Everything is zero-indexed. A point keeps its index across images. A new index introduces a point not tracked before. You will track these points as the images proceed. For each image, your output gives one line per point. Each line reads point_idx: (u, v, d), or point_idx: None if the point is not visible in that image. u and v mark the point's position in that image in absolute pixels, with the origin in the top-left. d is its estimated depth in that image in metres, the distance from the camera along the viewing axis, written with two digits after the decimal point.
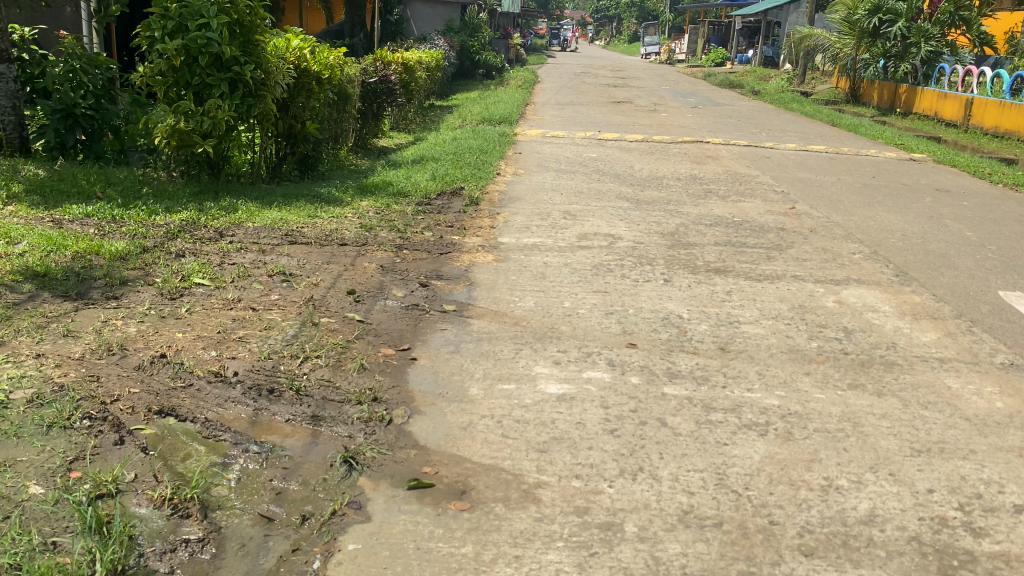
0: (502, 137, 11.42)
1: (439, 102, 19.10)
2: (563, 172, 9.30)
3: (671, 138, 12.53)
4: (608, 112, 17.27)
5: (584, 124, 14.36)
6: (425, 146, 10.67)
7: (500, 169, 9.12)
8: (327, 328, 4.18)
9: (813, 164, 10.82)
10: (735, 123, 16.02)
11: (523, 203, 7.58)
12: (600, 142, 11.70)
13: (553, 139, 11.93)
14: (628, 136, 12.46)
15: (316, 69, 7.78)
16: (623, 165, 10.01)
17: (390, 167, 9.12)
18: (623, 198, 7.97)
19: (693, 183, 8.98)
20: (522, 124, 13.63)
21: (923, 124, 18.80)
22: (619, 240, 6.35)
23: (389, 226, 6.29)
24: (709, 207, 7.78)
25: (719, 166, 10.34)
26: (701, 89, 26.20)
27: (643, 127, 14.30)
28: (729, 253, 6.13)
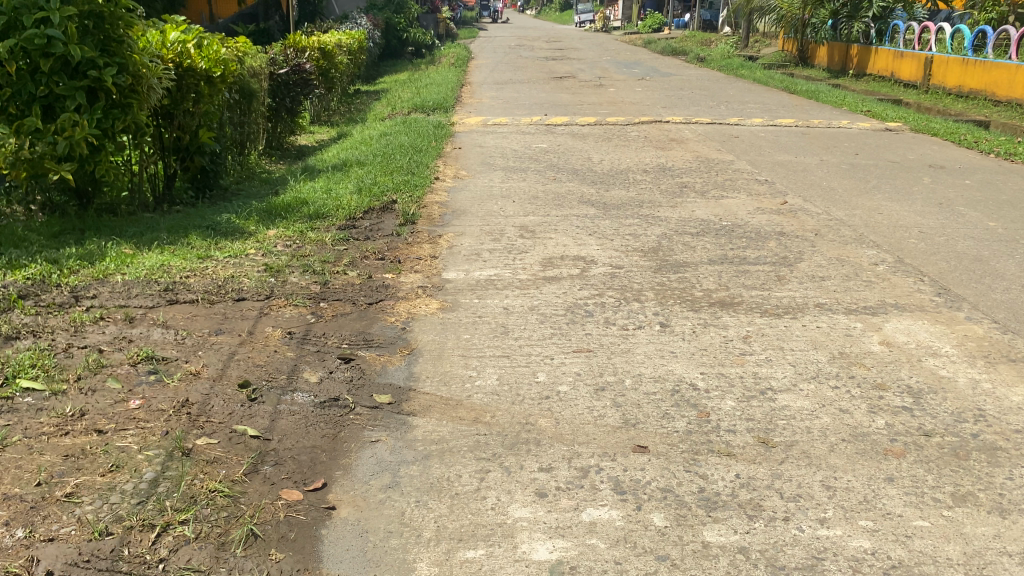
0: (437, 128, 10.11)
1: (367, 87, 17.65)
2: (513, 170, 8.05)
3: (625, 119, 11.34)
4: (551, 90, 16.00)
5: (528, 107, 13.09)
6: (350, 145, 9.33)
7: (438, 171, 7.83)
8: (205, 459, 2.92)
9: (787, 142, 9.75)
10: (688, 96, 14.93)
11: (469, 217, 6.32)
12: (549, 129, 10.48)
13: (496, 128, 10.64)
14: (579, 119, 11.25)
15: (204, 67, 6.42)
16: (579, 156, 8.81)
17: (307, 176, 7.76)
18: (586, 203, 6.77)
19: (662, 176, 7.82)
20: (459, 111, 12.31)
21: (880, 85, 17.92)
22: (592, 266, 5.16)
23: (303, 266, 4.99)
24: (688, 208, 6.62)
25: (686, 151, 9.20)
26: (644, 58, 25.09)
27: (593, 107, 13.10)
28: (728, 276, 4.99)
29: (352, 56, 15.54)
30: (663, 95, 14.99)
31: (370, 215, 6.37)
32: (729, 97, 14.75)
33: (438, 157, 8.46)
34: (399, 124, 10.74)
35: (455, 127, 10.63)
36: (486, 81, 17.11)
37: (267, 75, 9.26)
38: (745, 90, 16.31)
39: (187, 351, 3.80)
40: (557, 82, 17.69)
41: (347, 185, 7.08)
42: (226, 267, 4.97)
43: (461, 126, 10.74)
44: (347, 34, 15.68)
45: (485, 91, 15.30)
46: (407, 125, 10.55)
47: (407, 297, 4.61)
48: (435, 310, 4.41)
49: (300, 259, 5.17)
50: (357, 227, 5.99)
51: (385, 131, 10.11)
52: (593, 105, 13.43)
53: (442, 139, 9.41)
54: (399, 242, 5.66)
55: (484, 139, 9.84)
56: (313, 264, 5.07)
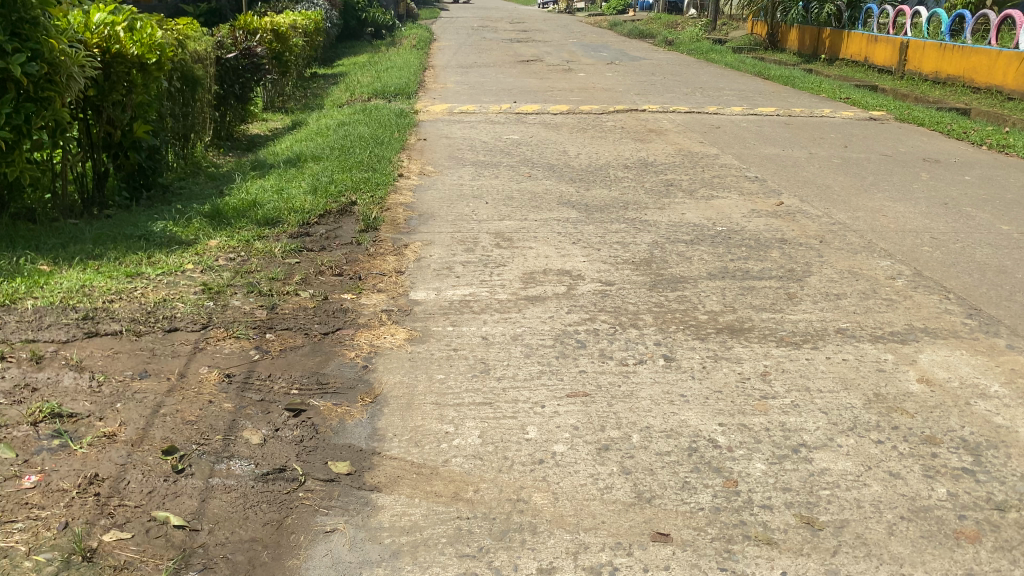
0: (400, 117, 9.42)
1: (325, 70, 16.83)
2: (484, 166, 7.42)
3: (600, 107, 10.73)
4: (518, 74, 15.33)
5: (495, 93, 12.43)
6: (305, 136, 8.61)
7: (402, 167, 7.16)
8: (112, 565, 2.29)
9: (771, 133, 9.25)
10: (661, 82, 14.38)
11: (438, 222, 5.69)
12: (519, 118, 9.85)
13: (463, 117, 9.98)
14: (550, 107, 10.63)
15: (135, 53, 5.69)
16: (554, 149, 8.21)
17: (257, 172, 7.06)
18: (566, 204, 6.18)
19: (644, 172, 7.24)
20: (423, 98, 11.62)
21: (854, 71, 17.53)
22: (579, 283, 4.57)
23: (249, 287, 4.34)
24: (677, 211, 6.06)
25: (667, 143, 8.64)
26: (611, 41, 24.50)
27: (564, 93, 12.48)
28: (733, 294, 4.44)
29: (308, 38, 14.73)
30: (635, 80, 14.41)
31: (327, 220, 5.70)
32: (703, 83, 14.22)
33: (401, 150, 7.79)
34: (358, 112, 10.02)
35: (418, 115, 9.94)
36: (450, 65, 16.38)
37: (213, 59, 8.50)
38: (718, 75, 15.78)
39: (102, 403, 3.14)
40: (524, 65, 17.02)
41: (301, 183, 6.40)
42: (158, 288, 4.29)
43: (425, 114, 10.06)
44: (303, 14, 14.85)
45: (449, 76, 14.59)
46: (367, 112, 9.84)
47: (369, 324, 3.98)
48: (402, 342, 3.79)
49: (246, 277, 4.52)
50: (312, 235, 5.33)
51: (343, 120, 9.39)
52: (564, 91, 12.81)
53: (405, 130, 8.73)
54: (360, 254, 5.02)
55: (450, 130, 9.18)
56: (261, 283, 4.42)
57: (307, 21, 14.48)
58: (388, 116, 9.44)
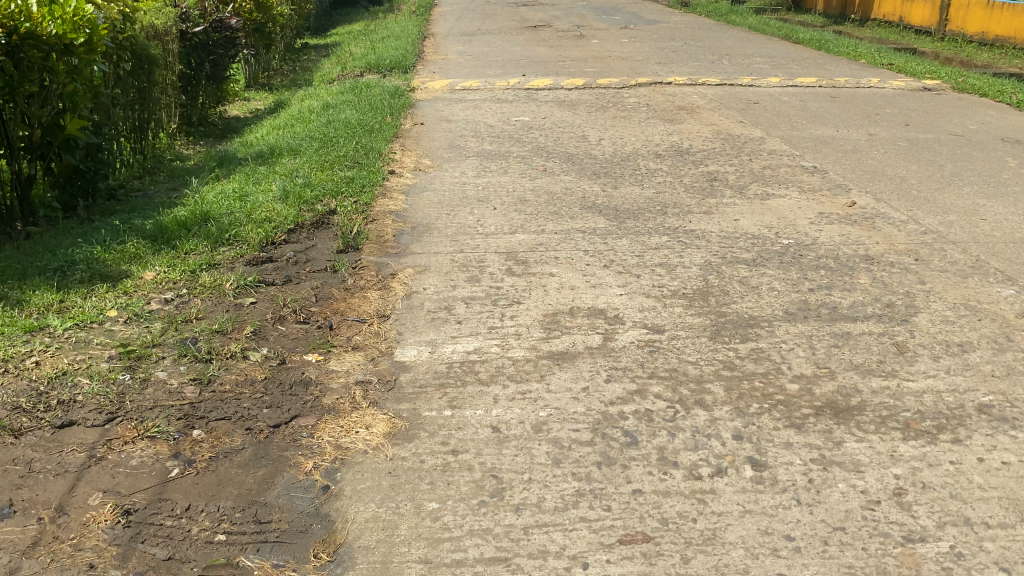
0: (392, 97, 8.28)
1: (317, 40, 15.63)
2: (489, 158, 6.29)
3: (619, 80, 9.56)
4: (525, 41, 14.10)
5: (501, 64, 11.25)
6: (282, 123, 7.48)
7: (394, 162, 6.05)
8: None
9: (818, 109, 8.09)
10: (681, 48, 13.15)
11: (434, 238, 4.59)
12: (529, 96, 8.70)
13: (465, 94, 8.83)
14: (563, 81, 9.46)
15: (57, 33, 4.61)
16: (571, 133, 7.08)
17: (220, 173, 5.96)
18: (591, 209, 5.07)
19: (680, 163, 6.11)
20: (421, 72, 10.45)
21: (888, 33, 16.23)
22: (617, 331, 3.48)
23: (181, 348, 3.27)
24: (727, 216, 4.94)
25: (701, 123, 7.50)
26: (622, 2, 23.12)
27: (578, 64, 11.29)
28: (821, 346, 3.35)
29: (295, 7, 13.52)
30: (653, 48, 13.19)
31: (295, 237, 4.62)
32: (728, 48, 12.98)
33: (392, 139, 6.67)
34: (346, 91, 8.88)
35: (414, 93, 8.79)
36: (451, 32, 15.15)
37: (175, 35, 7.38)
38: (742, 39, 14.52)
39: None
40: (532, 31, 15.77)
41: (269, 187, 5.31)
42: (60, 352, 3.24)
43: (422, 92, 8.92)
44: None
45: (450, 45, 13.37)
46: (356, 92, 8.70)
47: (338, 407, 2.91)
48: (380, 440, 2.72)
49: (181, 331, 3.44)
50: (274, 261, 4.25)
51: (326, 101, 8.26)
52: (577, 61, 11.61)
53: (398, 114, 7.60)
54: (335, 287, 3.92)
55: (451, 111, 8.04)
56: (199, 342, 3.36)
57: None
58: (378, 96, 8.29)
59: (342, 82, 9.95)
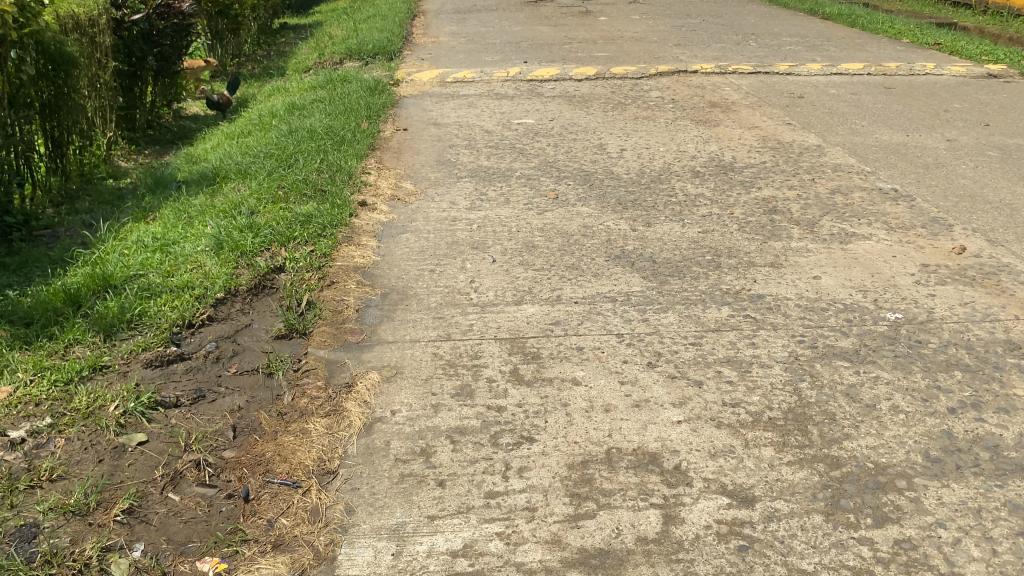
0: (368, 95, 7.05)
1: (298, 21, 14.36)
2: (486, 182, 5.08)
3: (636, 68, 8.33)
4: (525, 20, 12.80)
5: (501, 49, 9.99)
6: (236, 132, 6.26)
7: (367, 189, 4.85)
8: None
9: (875, 106, 6.87)
10: (700, 27, 11.88)
11: (412, 314, 3.38)
12: (534, 92, 7.46)
13: (457, 89, 7.59)
14: (572, 71, 8.22)
15: None
16: (586, 143, 5.87)
17: (147, 209, 4.76)
18: (619, 262, 3.87)
19: (724, 185, 4.91)
20: (408, 61, 9.19)
21: (923, 7, 14.93)
22: (681, 501, 2.28)
23: (3, 554, 2.08)
24: (800, 272, 3.74)
25: (739, 124, 6.28)
26: None
27: (588, 48, 10.04)
28: (1003, 535, 2.16)
29: None
30: (669, 27, 11.90)
31: (231, 320, 3.42)
32: (752, 27, 11.69)
33: (364, 155, 5.45)
34: (317, 88, 7.64)
35: (398, 89, 7.55)
36: (444, 11, 13.84)
37: (105, 25, 6.14)
38: (765, 15, 13.20)
39: None
40: (532, 8, 14.46)
41: (201, 235, 4.12)
42: None
43: (408, 86, 7.68)
44: None
45: (443, 26, 12.08)
46: (329, 89, 7.47)
47: None
48: None
49: (16, 510, 2.25)
50: (197, 363, 3.05)
51: (291, 101, 7.01)
52: (586, 44, 10.35)
53: (375, 119, 6.36)
54: (266, 410, 2.74)
55: (441, 112, 6.79)
56: (37, 535, 2.16)
57: None
58: (353, 95, 7.06)
59: (316, 75, 8.69)
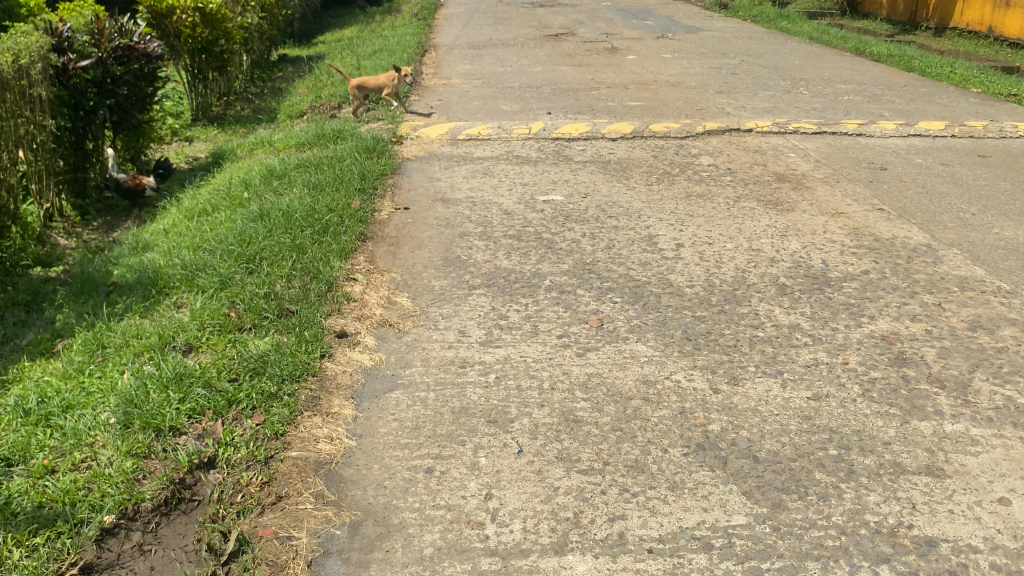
0: (363, 158, 5.91)
1: (299, 53, 13.32)
2: (507, 295, 3.87)
3: (678, 124, 7.18)
4: (546, 58, 11.69)
5: (521, 94, 8.87)
6: (198, 211, 5.12)
7: (349, 308, 3.69)
8: None
9: (976, 182, 5.69)
10: (740, 68, 10.75)
11: (394, 575, 2.17)
12: (562, 154, 6.32)
13: (472, 151, 6.44)
14: (604, 126, 7.09)
15: None
16: (631, 232, 4.70)
17: (58, 334, 3.61)
18: (703, 456, 2.65)
19: (822, 310, 3.72)
20: (415, 109, 8.07)
21: (978, 47, 13.79)
22: None
23: None
24: (971, 484, 2.55)
25: (817, 208, 5.11)
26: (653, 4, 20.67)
27: (618, 95, 8.92)
28: None
29: (266, 15, 11.16)
30: (705, 68, 10.76)
31: (119, 573, 2.23)
32: (798, 71, 10.55)
33: (349, 251, 4.29)
34: (306, 149, 6.51)
35: (401, 150, 6.40)
36: (456, 45, 12.75)
37: (41, 76, 5.04)
38: (809, 56, 12.06)
39: None
40: (553, 42, 13.36)
41: (108, 393, 2.95)
42: None
43: (414, 147, 6.53)
44: None
45: (457, 64, 10.98)
46: (319, 149, 6.33)
47: None
48: None
49: None
50: None
51: (271, 164, 5.87)
52: (615, 90, 9.23)
53: (368, 193, 5.22)
54: None
55: (451, 185, 5.62)
56: None
57: None
58: (345, 157, 5.91)
59: (308, 128, 7.57)
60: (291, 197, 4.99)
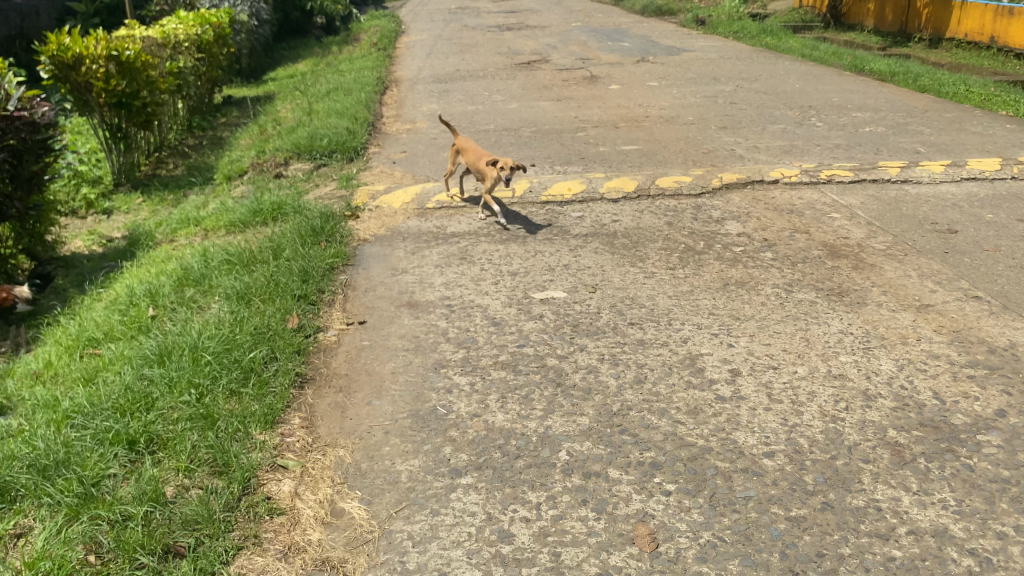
0: (303, 247, 4.69)
1: (247, 93, 12.10)
2: (508, 485, 2.64)
3: (687, 174, 6.03)
4: (521, 90, 10.54)
5: (497, 140, 7.69)
6: (82, 345, 3.87)
7: (273, 531, 2.47)
8: None
9: None
10: (738, 96, 9.66)
11: None
12: (555, 226, 5.14)
13: (445, 227, 5.24)
14: (600, 181, 5.93)
15: None
16: (664, 349, 3.51)
17: None
18: None
19: (971, 498, 2.54)
20: (374, 167, 6.87)
21: (981, 60, 12.84)
22: None
23: None
24: None
25: (894, 298, 3.95)
26: (626, 22, 19.68)
27: (607, 136, 7.78)
28: None
29: (204, 56, 9.93)
30: (698, 97, 9.67)
31: None
32: (803, 96, 9.47)
33: (277, 416, 3.06)
34: (235, 234, 5.28)
35: (356, 230, 5.18)
36: (420, 79, 11.58)
37: None
38: (807, 76, 11.02)
39: None
40: (526, 72, 12.23)
41: None
42: None
43: (373, 223, 5.32)
44: (192, 19, 10.01)
45: (421, 102, 9.81)
46: (250, 235, 5.11)
47: None
48: None
49: None
50: None
51: (185, 264, 4.63)
52: (603, 129, 8.09)
53: (306, 305, 3.99)
54: None
55: (419, 280, 4.40)
56: None
57: (196, 29, 9.65)
58: (279, 248, 4.69)
59: (243, 201, 6.35)
60: (203, 324, 3.75)
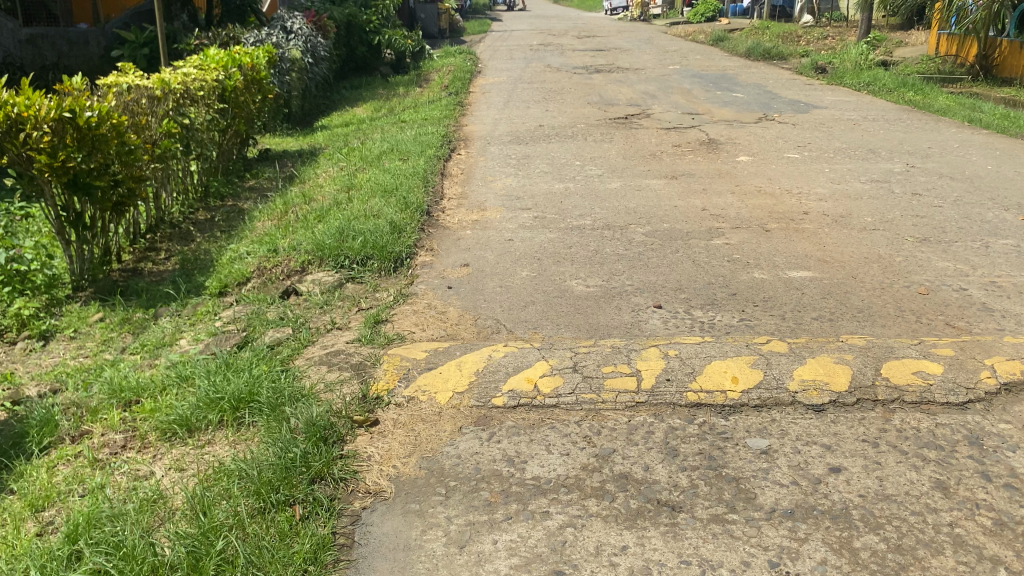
0: (248, 539, 2.46)
1: (290, 146, 10.15)
2: None
3: (926, 353, 3.64)
4: (623, 158, 8.29)
5: (600, 247, 5.42)
6: None
7: None
8: None
9: None
10: (917, 183, 7.22)
11: None
12: (725, 478, 2.83)
13: (523, 461, 2.94)
14: (782, 360, 3.59)
15: None
16: None
17: None
18: None
19: None
20: (420, 294, 4.66)
21: None
22: None
23: None
24: None
25: None
26: (732, 67, 17.32)
27: (757, 246, 5.44)
28: None
29: (226, 106, 7.97)
30: (862, 181, 7.27)
31: None
32: (1011, 187, 6.99)
33: None
34: (160, 461, 3.09)
35: (367, 467, 2.92)
36: (495, 138, 9.43)
37: None
38: (997, 153, 8.49)
39: None
40: (625, 130, 9.97)
41: None
42: None
43: (400, 446, 3.04)
44: (216, 59, 8.07)
45: (496, 175, 7.63)
46: (178, 477, 2.92)
47: None
48: None
49: None
50: None
51: (24, 564, 2.42)
52: (747, 231, 5.76)
53: None
54: None
55: None
56: None
57: (217, 74, 7.69)
58: (203, 539, 2.46)
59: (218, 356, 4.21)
60: None
